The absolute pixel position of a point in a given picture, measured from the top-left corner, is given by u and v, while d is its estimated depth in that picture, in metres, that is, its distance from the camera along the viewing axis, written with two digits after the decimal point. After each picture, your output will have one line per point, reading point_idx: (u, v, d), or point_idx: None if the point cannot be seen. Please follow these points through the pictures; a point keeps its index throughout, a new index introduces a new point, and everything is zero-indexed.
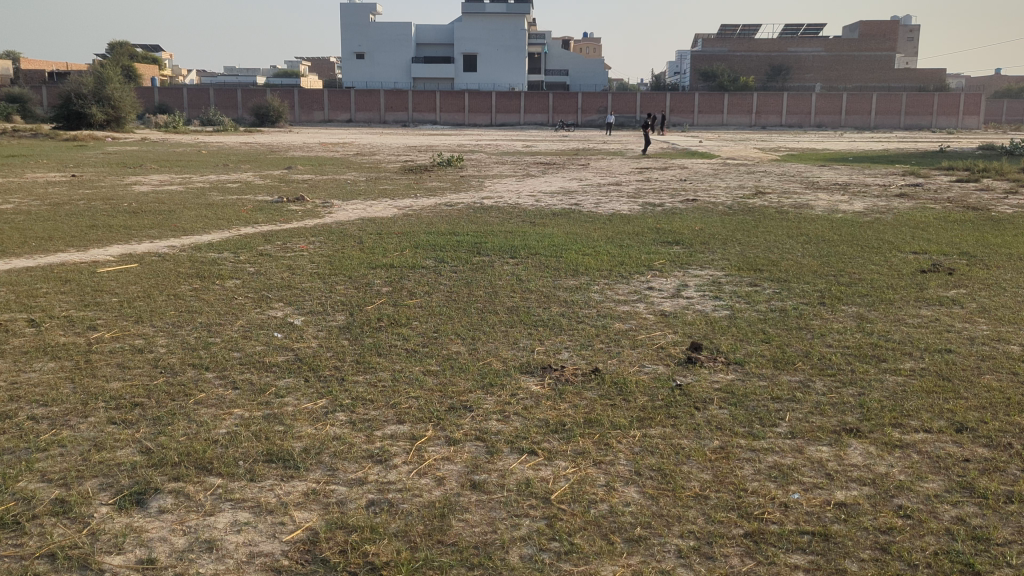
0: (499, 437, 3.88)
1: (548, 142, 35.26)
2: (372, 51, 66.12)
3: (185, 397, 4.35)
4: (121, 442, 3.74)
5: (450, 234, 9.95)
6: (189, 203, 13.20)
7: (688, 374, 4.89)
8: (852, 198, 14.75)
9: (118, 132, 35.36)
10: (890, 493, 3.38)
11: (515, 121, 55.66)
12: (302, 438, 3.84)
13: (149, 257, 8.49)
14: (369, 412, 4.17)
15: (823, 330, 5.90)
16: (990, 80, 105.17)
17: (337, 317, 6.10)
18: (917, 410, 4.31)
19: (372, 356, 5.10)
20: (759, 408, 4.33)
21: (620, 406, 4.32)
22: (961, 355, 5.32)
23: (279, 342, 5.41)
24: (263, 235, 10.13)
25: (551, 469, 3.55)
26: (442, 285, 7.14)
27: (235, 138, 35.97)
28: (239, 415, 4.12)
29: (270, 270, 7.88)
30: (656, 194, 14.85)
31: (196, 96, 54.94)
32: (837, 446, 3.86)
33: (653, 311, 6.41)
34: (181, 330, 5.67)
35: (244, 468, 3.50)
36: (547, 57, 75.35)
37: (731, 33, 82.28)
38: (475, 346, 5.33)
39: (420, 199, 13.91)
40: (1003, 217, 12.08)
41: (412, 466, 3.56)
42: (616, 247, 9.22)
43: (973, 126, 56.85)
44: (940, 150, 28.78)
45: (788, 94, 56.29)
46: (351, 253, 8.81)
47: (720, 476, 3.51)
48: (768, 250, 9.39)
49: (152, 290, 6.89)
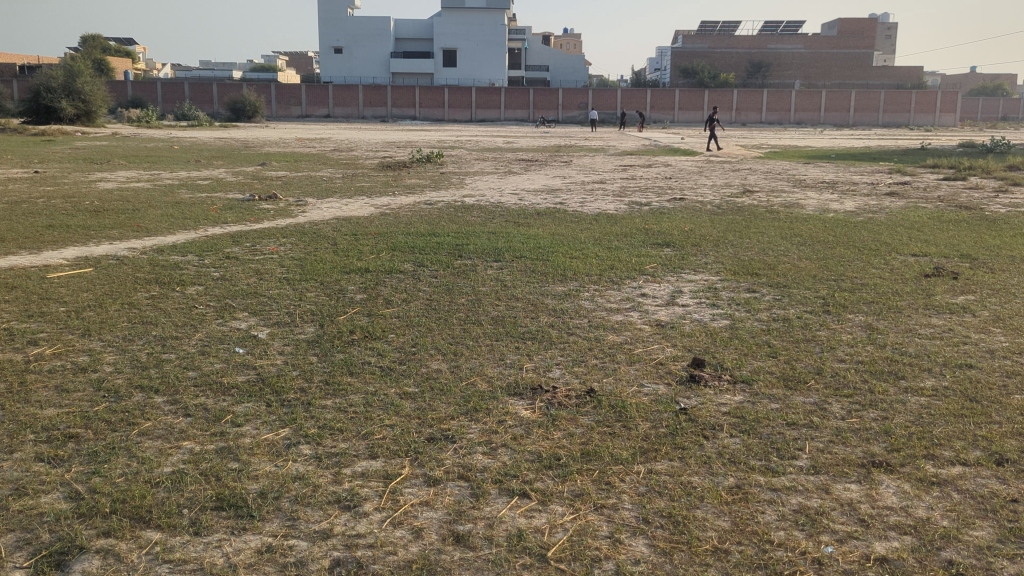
0: (485, 475, 3.40)
1: (530, 138, 34.91)
2: (350, 46, 65.32)
3: (128, 428, 3.84)
4: (46, 485, 3.25)
5: (430, 235, 9.46)
6: (156, 201, 12.60)
7: (692, 396, 4.42)
8: (843, 196, 14.41)
9: (88, 126, 34.33)
10: (936, 545, 2.94)
11: (495, 117, 55.10)
12: (260, 478, 3.34)
13: (106, 260, 7.94)
14: (337, 444, 3.69)
15: (832, 343, 5.47)
16: (968, 79, 105.32)
17: (306, 329, 5.61)
18: (949, 438, 3.87)
19: (343, 376, 4.60)
20: (775, 436, 3.88)
21: (619, 435, 3.86)
22: (984, 371, 4.89)
23: (240, 359, 4.92)
24: (232, 236, 9.57)
25: (545, 516, 3.08)
26: (421, 292, 6.66)
27: (209, 133, 35.26)
28: (189, 449, 3.63)
29: (237, 277, 7.33)
30: (643, 193, 14.43)
31: (171, 90, 54.01)
32: (867, 484, 3.41)
33: (648, 320, 5.97)
34: (131, 345, 5.15)
35: (188, 518, 3.02)
36: (527, 53, 75.03)
37: (710, 31, 82.05)
38: (457, 363, 4.84)
39: (397, 196, 13.40)
40: (997, 217, 11.78)
41: (385, 515, 3.07)
42: (605, 250, 8.77)
43: (950, 123, 57.25)
44: (921, 147, 28.55)
45: (768, 91, 56.05)
46: (324, 255, 8.32)
47: (740, 523, 3.06)
48: (763, 252, 8.98)
49: (106, 299, 6.35)
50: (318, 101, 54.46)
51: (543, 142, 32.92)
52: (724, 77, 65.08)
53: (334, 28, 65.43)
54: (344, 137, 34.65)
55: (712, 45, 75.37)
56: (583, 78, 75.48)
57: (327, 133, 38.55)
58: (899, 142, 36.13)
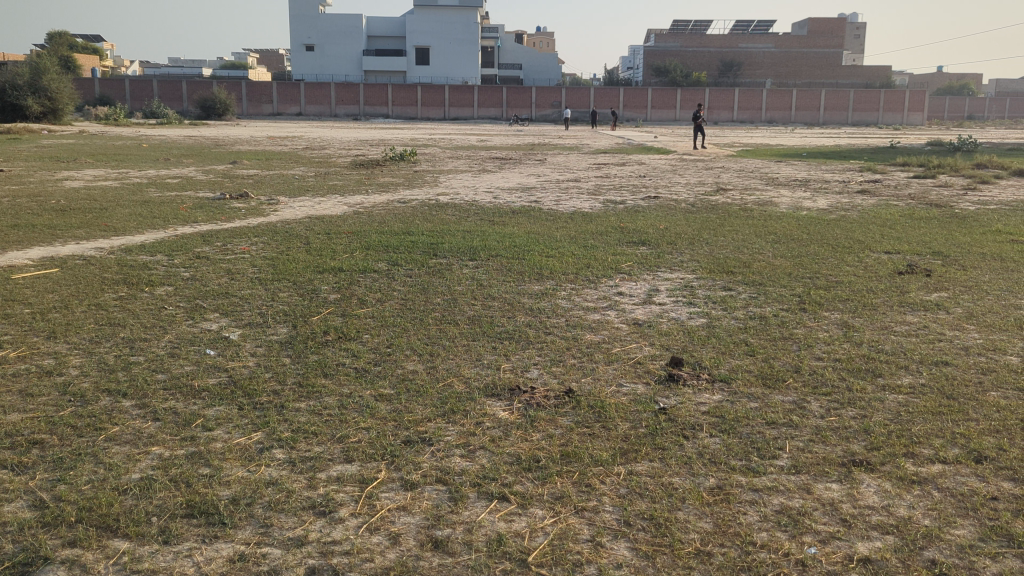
0: (463, 479, 3.34)
1: (504, 137, 34.81)
2: (321, 43, 64.83)
3: (94, 433, 3.74)
4: (9, 493, 3.15)
5: (404, 234, 9.38)
6: (124, 200, 12.40)
7: (671, 395, 4.39)
8: (816, 194, 14.49)
9: (55, 125, 33.76)
10: (919, 545, 2.92)
11: (468, 115, 55.01)
12: (232, 484, 3.26)
13: (73, 260, 7.78)
14: (312, 448, 3.61)
15: (809, 341, 5.47)
16: (936, 79, 106.55)
17: (279, 330, 5.51)
18: (927, 436, 3.85)
19: (317, 378, 4.51)
20: (755, 436, 3.84)
21: (599, 436, 3.81)
22: (960, 368, 4.90)
23: (211, 361, 4.82)
24: (202, 235, 9.43)
25: (525, 520, 3.02)
26: (396, 292, 6.58)
27: (179, 132, 34.78)
28: (157, 455, 3.53)
29: (207, 277, 7.20)
30: (618, 190, 14.47)
31: (139, 87, 53.36)
32: (848, 483, 3.39)
33: (625, 319, 5.93)
34: (98, 348, 5.03)
35: (157, 527, 2.93)
36: (500, 51, 75.01)
37: (682, 29, 82.51)
38: (433, 363, 4.77)
39: (371, 195, 13.28)
40: (967, 214, 11.89)
41: (362, 521, 3.00)
42: (581, 249, 8.73)
43: (918, 122, 58.00)
44: (890, 146, 28.83)
45: (740, 91, 56.37)
46: (296, 254, 8.21)
47: (722, 525, 3.02)
48: (737, 250, 8.99)
49: (72, 300, 6.21)
50: (289, 98, 53.97)
51: (516, 141, 32.83)
52: (696, 76, 65.40)
53: (304, 25, 64.92)
54: (316, 135, 34.38)
55: (684, 44, 75.80)
56: (555, 76, 75.50)
57: (299, 131, 38.19)
58: (869, 141, 36.43)
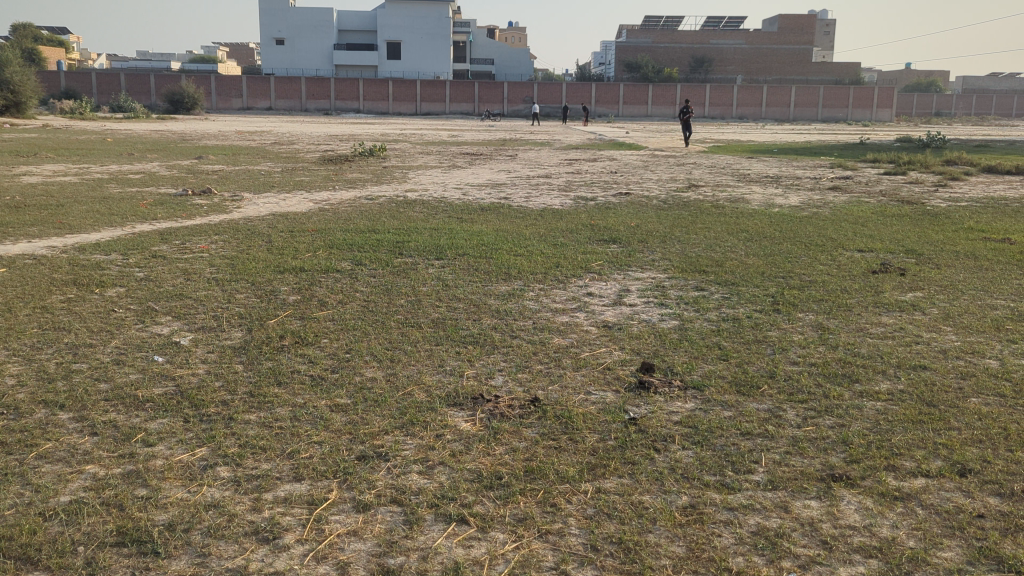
0: (420, 498, 3.12)
1: (475, 132, 34.57)
2: (291, 37, 64.05)
3: (23, 451, 3.47)
4: None
5: (370, 231, 9.13)
6: (83, 196, 12.00)
7: (642, 404, 4.19)
8: (787, 191, 14.40)
9: (17, 118, 32.86)
10: (903, 570, 2.74)
11: (440, 110, 54.67)
12: (170, 507, 3.02)
13: (22, 260, 7.45)
14: (259, 465, 3.37)
15: (783, 343, 5.31)
16: (905, 75, 107.75)
17: (233, 335, 5.23)
18: (907, 447, 3.69)
19: (270, 387, 4.26)
20: (729, 448, 3.67)
21: (565, 449, 3.61)
22: (938, 372, 4.75)
23: (158, 368, 4.55)
24: (160, 233, 9.10)
25: (485, 546, 2.82)
26: (358, 293, 6.35)
27: (145, 126, 34.10)
28: (92, 474, 3.28)
29: (162, 277, 6.90)
30: (589, 187, 14.30)
31: (106, 80, 52.37)
32: (827, 500, 3.21)
33: (594, 321, 5.74)
34: (38, 355, 4.74)
35: (83, 557, 2.69)
36: (472, 46, 74.60)
37: (654, 25, 82.68)
38: (393, 370, 4.54)
39: (338, 191, 12.97)
40: (939, 211, 11.85)
41: (309, 548, 2.78)
42: (551, 247, 8.52)
43: (887, 118, 58.52)
44: (860, 141, 28.93)
45: (711, 87, 56.44)
46: (256, 253, 7.94)
47: (695, 549, 2.83)
48: (709, 248, 8.83)
49: (15, 302, 5.89)
50: (259, 93, 53.22)
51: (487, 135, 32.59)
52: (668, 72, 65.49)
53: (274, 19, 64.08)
54: (285, 129, 33.97)
55: (657, 39, 75.84)
56: (528, 72, 75.30)
57: (269, 125, 37.62)
58: (837, 136, 36.47)
